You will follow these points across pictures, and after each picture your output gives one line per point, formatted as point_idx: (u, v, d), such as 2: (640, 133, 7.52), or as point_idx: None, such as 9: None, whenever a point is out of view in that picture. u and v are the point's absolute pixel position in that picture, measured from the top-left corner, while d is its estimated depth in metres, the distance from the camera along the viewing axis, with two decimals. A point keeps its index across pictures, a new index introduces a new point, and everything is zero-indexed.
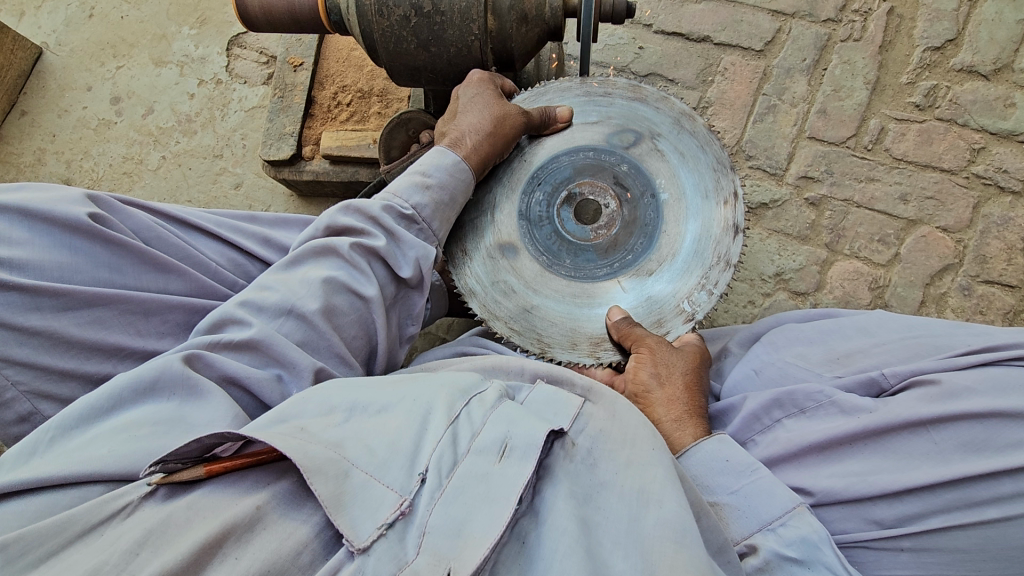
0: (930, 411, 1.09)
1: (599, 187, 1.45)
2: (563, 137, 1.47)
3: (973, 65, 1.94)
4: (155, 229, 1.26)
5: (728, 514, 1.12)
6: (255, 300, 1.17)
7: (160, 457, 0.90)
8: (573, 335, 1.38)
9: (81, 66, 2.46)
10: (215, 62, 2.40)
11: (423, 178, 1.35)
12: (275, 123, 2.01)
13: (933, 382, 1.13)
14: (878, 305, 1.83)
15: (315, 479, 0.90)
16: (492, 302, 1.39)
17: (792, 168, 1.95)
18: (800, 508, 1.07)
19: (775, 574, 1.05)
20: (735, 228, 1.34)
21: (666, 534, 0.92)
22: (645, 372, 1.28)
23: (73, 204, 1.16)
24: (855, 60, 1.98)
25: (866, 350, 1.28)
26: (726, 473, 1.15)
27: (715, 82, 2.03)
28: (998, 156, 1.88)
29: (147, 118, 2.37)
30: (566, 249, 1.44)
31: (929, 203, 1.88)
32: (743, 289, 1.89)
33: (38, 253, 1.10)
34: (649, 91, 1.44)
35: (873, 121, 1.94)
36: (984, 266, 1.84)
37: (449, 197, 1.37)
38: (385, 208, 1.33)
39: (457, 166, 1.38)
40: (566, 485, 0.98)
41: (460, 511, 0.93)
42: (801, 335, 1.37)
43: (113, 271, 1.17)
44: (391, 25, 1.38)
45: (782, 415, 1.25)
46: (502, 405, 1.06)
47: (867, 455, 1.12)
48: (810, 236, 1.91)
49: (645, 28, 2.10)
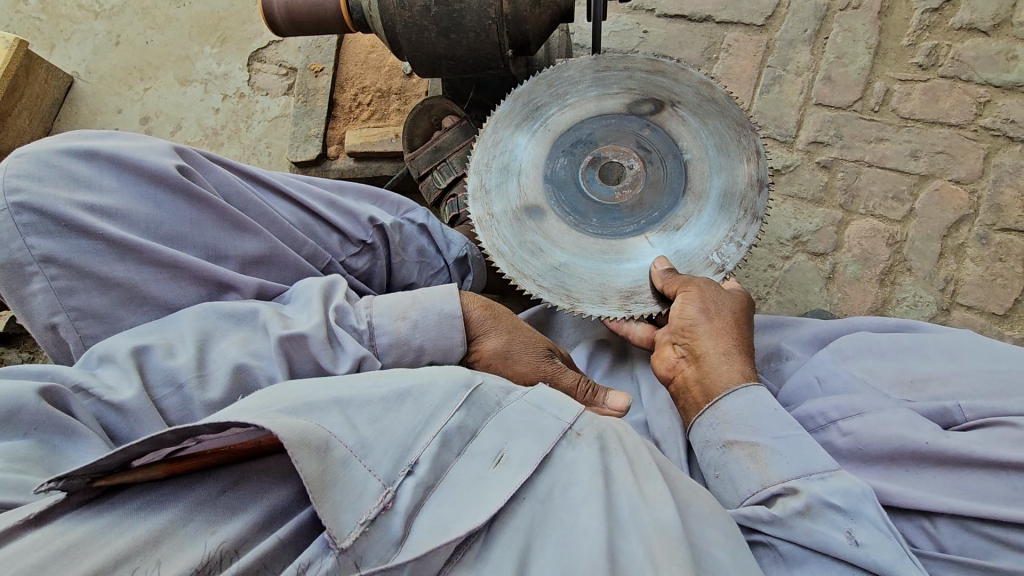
0: (1013, 455, 0.96)
1: (623, 151, 1.49)
2: (584, 107, 1.49)
3: (972, 22, 1.98)
4: (236, 186, 1.22)
5: (767, 458, 1.06)
6: (155, 360, 0.99)
7: (66, 472, 0.75)
8: (602, 290, 1.39)
9: (111, 91, 2.59)
10: (237, 77, 2.51)
11: (406, 311, 1.20)
12: (300, 127, 2.10)
13: (1016, 424, 0.99)
14: (897, 260, 1.86)
15: (298, 454, 0.81)
16: (520, 262, 1.40)
17: (801, 135, 2.01)
18: (841, 470, 1.01)
19: (816, 520, 0.97)
20: (760, 182, 1.36)
21: (664, 535, 0.87)
22: (692, 307, 1.26)
23: (162, 155, 1.13)
24: (856, 27, 2.03)
25: (942, 377, 1.12)
26: (773, 420, 1.09)
27: (719, 59, 2.10)
28: (1004, 107, 1.91)
29: (175, 134, 2.48)
30: (593, 209, 1.49)
31: (940, 157, 1.91)
32: (762, 254, 1.93)
33: (126, 201, 1.08)
34: (667, 63, 1.43)
35: (878, 84, 1.99)
36: (1000, 214, 1.85)
37: (416, 347, 1.20)
38: (340, 312, 1.17)
39: (449, 319, 1.22)
40: (562, 480, 0.92)
41: (448, 510, 0.87)
42: (873, 346, 1.20)
43: (195, 228, 1.14)
44: (412, 16, 1.47)
45: (838, 415, 1.12)
46: (507, 410, 1.00)
47: (926, 484, 1.01)
48: (824, 198, 1.95)
49: (648, 13, 2.18)
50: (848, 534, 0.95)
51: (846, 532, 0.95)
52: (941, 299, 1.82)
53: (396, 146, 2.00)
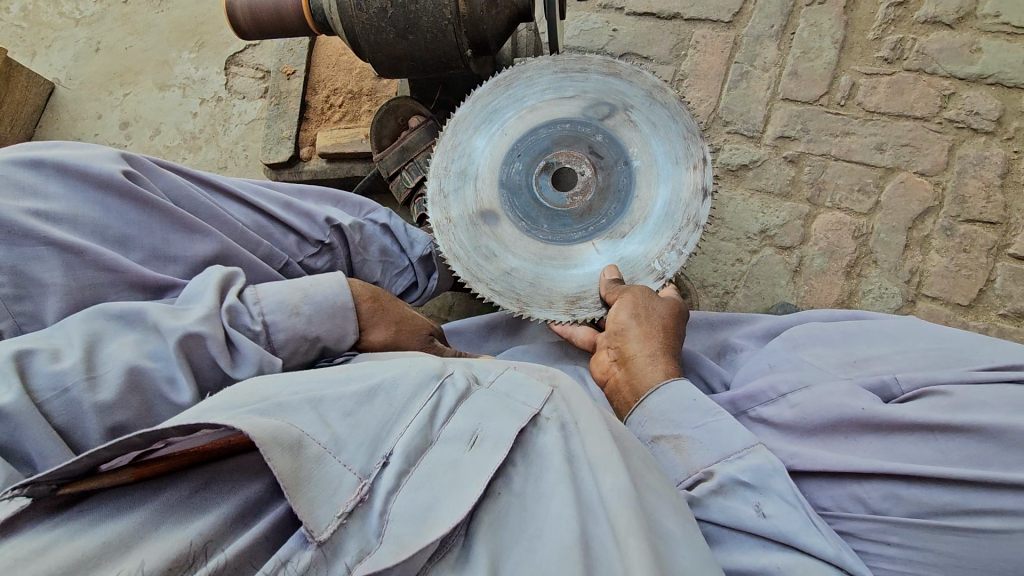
0: (939, 418, 1.01)
1: (576, 156, 1.51)
2: (540, 111, 1.50)
3: (936, 15, 1.98)
4: (186, 191, 1.26)
5: (689, 447, 1.13)
6: (39, 366, 0.92)
7: (29, 479, 0.76)
8: (549, 295, 1.44)
9: (91, 97, 2.62)
10: (214, 81, 2.54)
11: (296, 307, 1.16)
12: (273, 129, 2.12)
13: (945, 392, 1.04)
14: (863, 252, 1.87)
15: (271, 451, 0.82)
16: (474, 266, 1.45)
17: (768, 130, 2.02)
18: (757, 446, 1.07)
19: (729, 497, 1.05)
20: (704, 191, 1.39)
21: (631, 504, 0.89)
22: (624, 313, 1.32)
23: (107, 161, 1.17)
24: (821, 22, 2.05)
25: (884, 357, 1.18)
26: (692, 410, 1.15)
27: (688, 55, 2.12)
28: (968, 99, 1.92)
29: (154, 139, 2.51)
30: (544, 215, 1.51)
31: (905, 150, 1.92)
32: (730, 248, 1.95)
33: (72, 206, 1.11)
34: (623, 66, 1.45)
35: (843, 78, 2.00)
36: (964, 206, 1.86)
37: (315, 336, 1.18)
38: (229, 310, 1.10)
39: (337, 307, 1.21)
40: (535, 468, 0.95)
41: (426, 495, 0.88)
42: (824, 333, 1.27)
43: (142, 229, 1.17)
44: (370, 18, 1.49)
45: (786, 390, 1.19)
46: (473, 396, 1.03)
47: (866, 448, 1.06)
48: (791, 192, 1.96)
49: (617, 12, 2.20)
50: (758, 507, 1.02)
51: (756, 506, 1.03)
52: (906, 290, 1.83)
53: (366, 146, 2.01)
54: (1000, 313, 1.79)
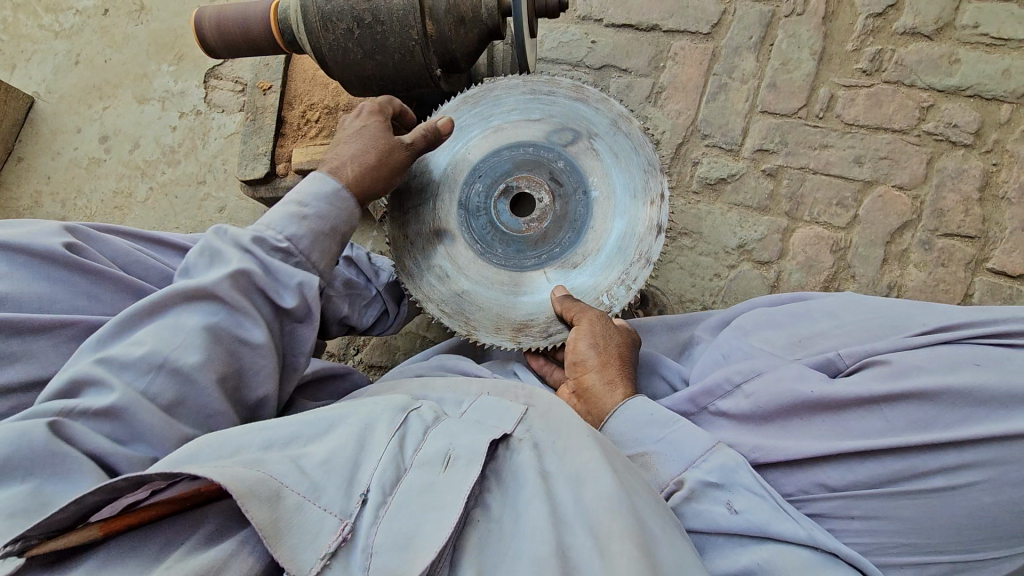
0: (880, 390, 1.04)
1: (536, 182, 1.50)
2: (505, 134, 1.51)
3: (915, 26, 1.97)
4: (132, 253, 1.29)
5: (656, 461, 1.16)
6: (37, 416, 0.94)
7: (22, 533, 0.80)
8: (497, 321, 1.44)
9: (70, 110, 2.60)
10: (194, 94, 2.52)
11: (297, 209, 1.26)
12: (249, 145, 2.11)
13: (885, 362, 1.07)
14: (840, 267, 1.86)
15: (248, 503, 0.85)
16: (427, 286, 1.46)
17: (747, 142, 2.00)
18: (719, 444, 1.11)
19: (701, 500, 1.08)
20: (659, 228, 1.39)
21: (605, 503, 0.93)
22: (582, 343, 1.32)
23: (49, 235, 1.18)
24: (800, 33, 2.03)
25: (827, 333, 1.21)
26: (652, 424, 1.19)
27: (666, 67, 2.10)
28: (947, 111, 1.90)
29: (133, 153, 2.50)
30: (499, 239, 1.50)
31: (883, 163, 1.91)
32: (707, 263, 1.94)
33: (17, 285, 1.12)
34: (591, 92, 1.47)
35: (822, 90, 1.99)
36: (942, 220, 1.85)
37: (329, 226, 1.29)
38: (257, 239, 1.21)
39: (335, 195, 1.30)
40: (511, 490, 0.99)
41: (409, 522, 0.91)
42: (770, 318, 1.31)
43: (91, 299, 1.20)
44: (336, 39, 1.48)
45: (741, 379, 1.21)
46: (440, 424, 1.07)
47: (817, 429, 1.09)
48: (769, 206, 1.95)
49: (596, 22, 2.18)
50: (728, 505, 1.06)
51: (726, 504, 1.06)
52: None
53: None
54: None
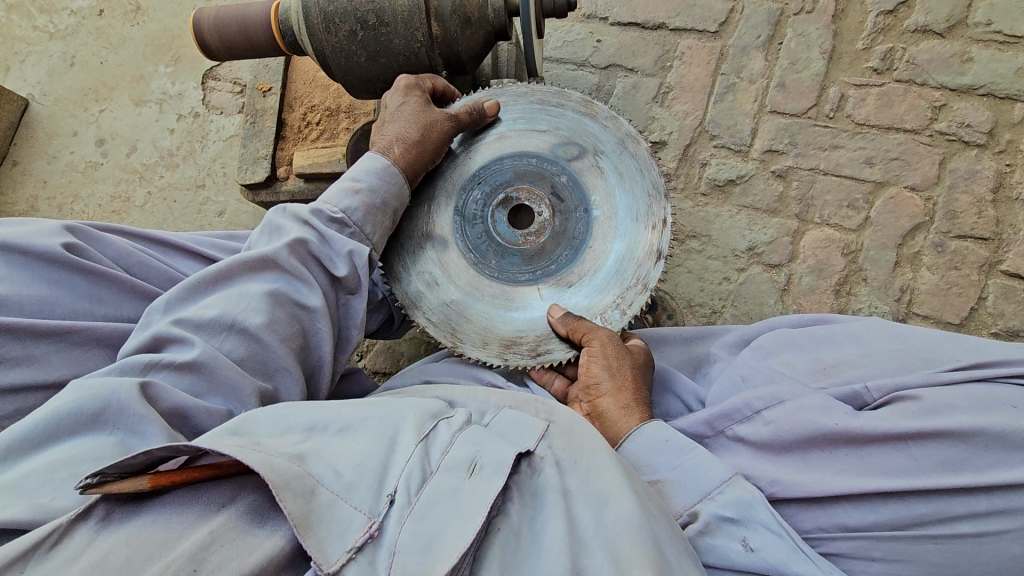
0: (907, 426, 1.03)
1: (536, 195, 1.48)
2: (509, 142, 1.49)
3: (927, 24, 1.93)
4: (133, 254, 1.26)
5: (669, 490, 1.14)
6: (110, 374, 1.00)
7: (98, 469, 0.85)
8: (484, 334, 1.41)
9: (66, 113, 2.56)
10: (192, 96, 2.48)
11: (353, 183, 1.32)
12: (249, 148, 2.07)
13: (913, 397, 1.07)
14: (852, 270, 1.83)
15: (283, 495, 0.86)
16: (414, 292, 1.43)
17: (756, 143, 1.97)
18: (735, 476, 1.10)
19: (716, 536, 1.07)
20: (658, 254, 1.37)
21: (629, 532, 0.90)
22: (596, 365, 1.30)
23: (48, 235, 1.15)
24: (809, 31, 2.00)
25: (851, 361, 1.20)
26: (666, 450, 1.16)
27: (673, 67, 2.07)
28: (959, 111, 1.87)
29: (130, 157, 2.46)
30: (494, 250, 1.48)
31: (895, 164, 1.88)
32: (716, 266, 1.91)
33: (15, 286, 1.09)
34: (600, 108, 1.45)
35: (832, 89, 1.96)
36: (955, 222, 1.82)
37: (381, 200, 1.33)
38: (314, 212, 1.28)
39: (387, 171, 1.35)
40: (532, 503, 0.97)
41: (432, 525, 0.89)
42: (790, 339, 1.30)
43: (93, 300, 1.17)
44: (339, 41, 1.44)
45: (762, 406, 1.19)
46: (470, 429, 1.05)
47: (840, 461, 1.08)
48: (779, 208, 1.92)
49: (601, 22, 2.15)
50: (744, 541, 1.05)
51: (742, 540, 1.05)
52: (897, 308, 1.79)
53: (342, 165, 1.96)
54: (991, 332, 1.75)
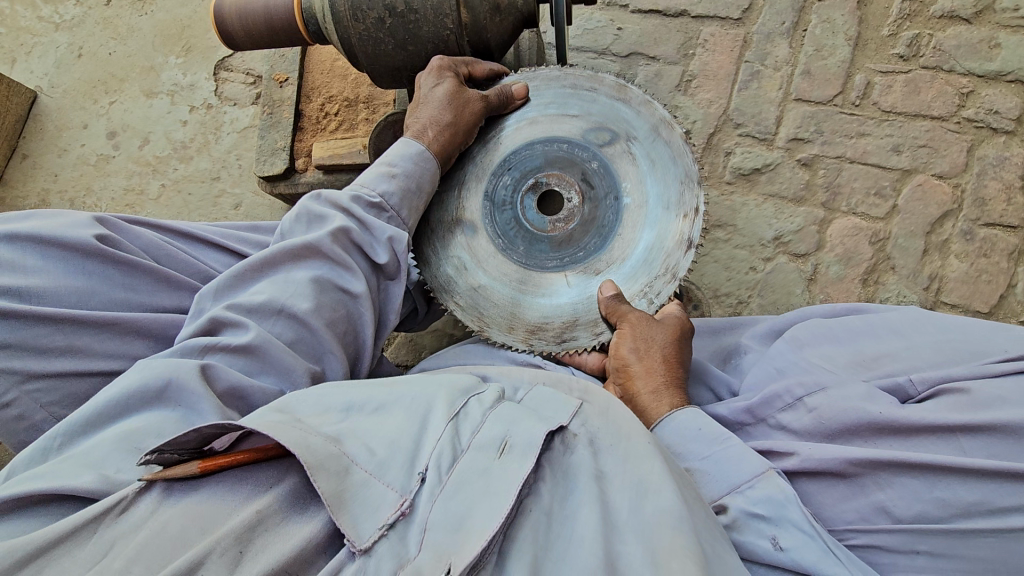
0: (961, 419, 1.02)
1: (566, 181, 1.46)
2: (540, 127, 1.47)
3: (953, 10, 1.92)
4: (164, 246, 1.24)
5: (699, 480, 1.13)
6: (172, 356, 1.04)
7: (156, 447, 0.86)
8: (511, 319, 1.41)
9: (74, 106, 2.52)
10: (204, 87, 2.44)
11: (389, 169, 1.34)
12: (267, 139, 2.04)
13: (963, 390, 1.06)
14: (880, 259, 1.82)
15: (317, 475, 0.86)
16: (444, 277, 1.44)
17: (781, 131, 1.95)
18: (768, 472, 1.08)
19: (744, 532, 1.06)
20: (688, 243, 1.34)
21: (666, 522, 0.88)
22: (625, 346, 1.29)
23: (81, 227, 1.13)
24: (835, 18, 1.97)
25: (894, 355, 1.19)
26: (698, 440, 1.15)
27: (696, 55, 2.04)
28: (987, 97, 1.86)
29: (142, 149, 2.42)
30: (523, 236, 1.46)
31: (923, 151, 1.87)
32: (743, 256, 1.90)
33: (50, 279, 1.06)
34: (634, 93, 1.42)
35: (858, 76, 1.94)
36: (984, 209, 1.81)
37: (416, 184, 1.35)
38: (354, 199, 1.30)
39: (422, 156, 1.36)
40: (563, 485, 0.95)
41: (464, 501, 0.88)
42: (829, 330, 1.29)
43: (128, 290, 1.14)
44: (367, 29, 1.41)
45: (803, 392, 1.18)
46: (501, 406, 1.02)
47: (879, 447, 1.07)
48: (805, 197, 1.91)
49: (622, 9, 2.12)
50: (774, 540, 1.03)
51: (772, 539, 1.03)
52: (926, 297, 1.78)
53: (363, 157, 1.93)
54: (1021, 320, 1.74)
